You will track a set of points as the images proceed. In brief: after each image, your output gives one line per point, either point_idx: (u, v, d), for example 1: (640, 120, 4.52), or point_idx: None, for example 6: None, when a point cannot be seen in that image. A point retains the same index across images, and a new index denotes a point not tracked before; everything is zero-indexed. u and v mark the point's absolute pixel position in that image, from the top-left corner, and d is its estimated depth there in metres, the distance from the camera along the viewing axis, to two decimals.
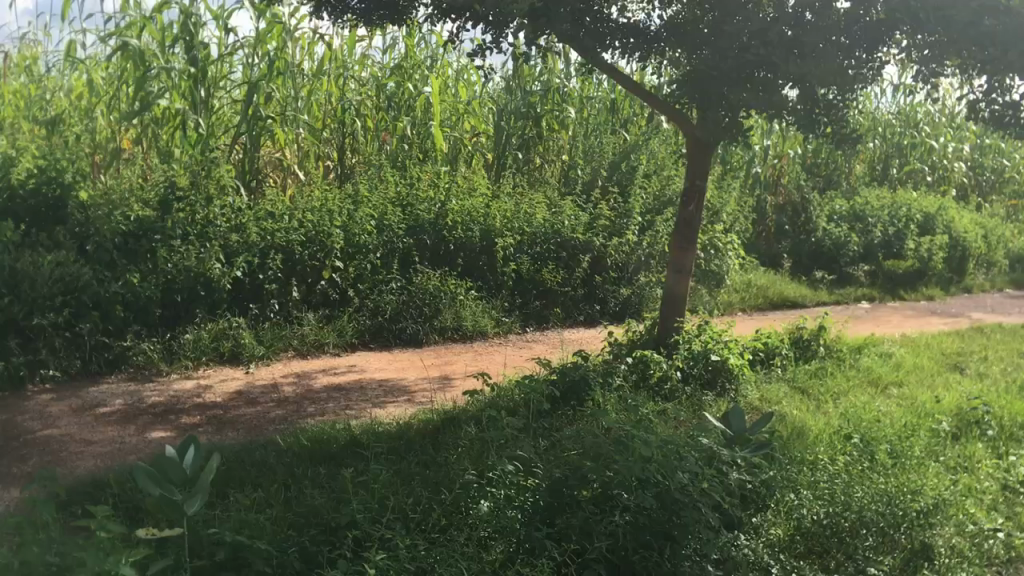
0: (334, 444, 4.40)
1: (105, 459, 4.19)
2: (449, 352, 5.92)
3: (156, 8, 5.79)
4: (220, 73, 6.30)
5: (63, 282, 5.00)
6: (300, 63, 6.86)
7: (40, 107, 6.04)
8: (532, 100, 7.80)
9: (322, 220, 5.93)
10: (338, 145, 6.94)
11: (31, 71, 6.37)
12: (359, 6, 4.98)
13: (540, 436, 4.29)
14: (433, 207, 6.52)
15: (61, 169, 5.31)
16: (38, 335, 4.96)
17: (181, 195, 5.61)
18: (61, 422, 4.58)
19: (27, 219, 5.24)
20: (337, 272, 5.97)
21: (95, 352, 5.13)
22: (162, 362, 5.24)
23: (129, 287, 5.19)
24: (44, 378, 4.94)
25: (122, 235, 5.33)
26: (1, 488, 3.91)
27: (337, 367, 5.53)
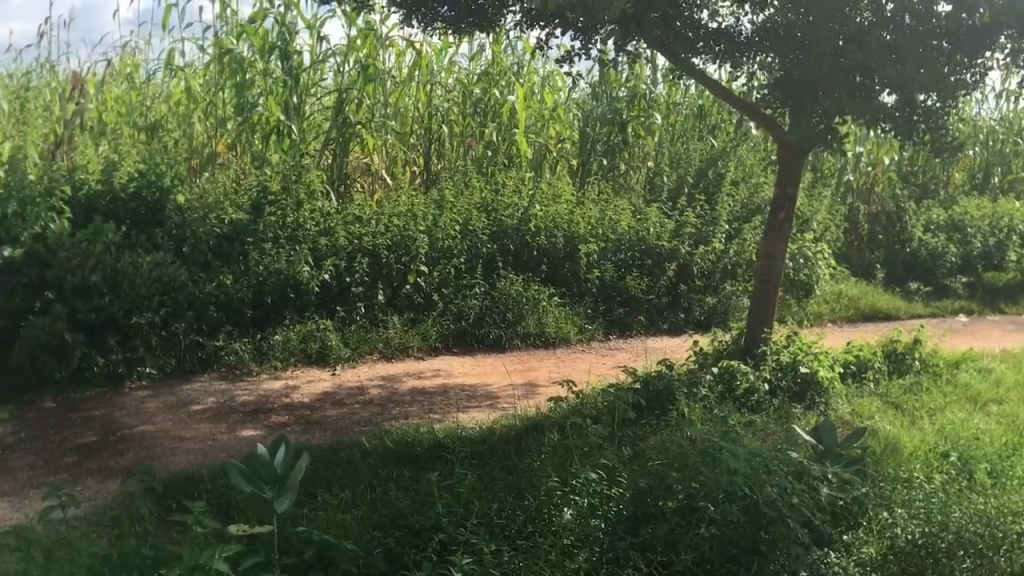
0: (418, 447, 4.43)
1: (198, 455, 4.30)
2: (532, 358, 5.93)
3: (252, 16, 5.93)
4: (312, 79, 6.41)
5: (161, 282, 5.15)
6: (390, 70, 6.95)
7: (141, 113, 6.27)
8: (619, 107, 7.72)
9: (408, 225, 6.00)
10: (424, 151, 7.00)
11: (132, 78, 6.61)
12: (449, 13, 5.02)
13: (624, 444, 4.25)
14: (517, 213, 6.54)
15: (161, 173, 5.50)
16: (136, 334, 5.14)
17: (273, 199, 5.74)
18: (157, 418, 4.74)
19: (128, 221, 5.41)
20: (422, 277, 6.03)
21: (189, 352, 5.30)
22: (252, 362, 5.39)
23: (223, 288, 5.35)
24: (142, 376, 5.15)
25: (217, 237, 5.49)
26: (101, 481, 4.05)
27: (421, 370, 5.59)
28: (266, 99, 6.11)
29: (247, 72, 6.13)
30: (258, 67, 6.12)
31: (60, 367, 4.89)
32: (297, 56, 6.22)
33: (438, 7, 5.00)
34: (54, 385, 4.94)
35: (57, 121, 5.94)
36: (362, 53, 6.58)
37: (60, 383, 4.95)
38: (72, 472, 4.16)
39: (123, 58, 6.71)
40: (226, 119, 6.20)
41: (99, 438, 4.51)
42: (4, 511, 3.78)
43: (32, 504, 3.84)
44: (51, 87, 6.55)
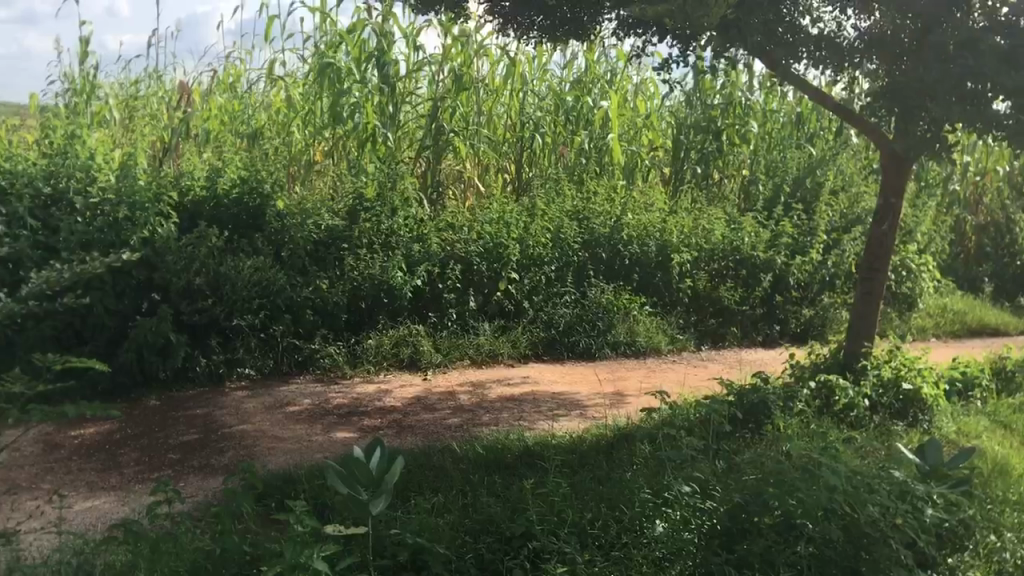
0: (508, 453, 4.44)
1: (295, 456, 4.40)
2: (622, 368, 5.89)
3: (351, 26, 6.03)
4: (406, 89, 6.49)
5: (260, 286, 5.28)
6: (483, 79, 6.99)
7: (242, 122, 6.46)
8: (714, 114, 7.61)
9: (500, 232, 6.02)
10: (516, 158, 7.02)
11: (234, 88, 6.81)
12: (544, 22, 5.00)
13: (719, 458, 4.17)
14: (609, 221, 6.49)
15: (261, 179, 5.63)
16: (236, 335, 5.33)
17: (369, 206, 5.82)
18: (255, 418, 4.86)
19: (230, 226, 5.59)
20: (513, 284, 6.05)
21: (287, 353, 5.47)
22: (346, 365, 5.49)
23: (319, 292, 5.45)
24: (241, 376, 5.34)
25: (314, 243, 5.64)
26: (203, 478, 4.18)
27: (510, 377, 5.60)
28: (363, 108, 6.26)
29: (345, 81, 6.25)
30: (356, 76, 6.23)
31: (164, 366, 5.07)
32: (394, 65, 6.29)
33: (534, 15, 4.98)
34: (159, 384, 5.14)
35: (165, 129, 6.27)
36: (457, 62, 6.68)
37: (165, 381, 5.16)
38: (176, 468, 4.30)
39: (227, 68, 6.93)
40: (324, 127, 6.33)
41: (201, 436, 4.65)
42: (113, 503, 3.92)
43: (139, 498, 3.98)
44: (160, 96, 6.80)
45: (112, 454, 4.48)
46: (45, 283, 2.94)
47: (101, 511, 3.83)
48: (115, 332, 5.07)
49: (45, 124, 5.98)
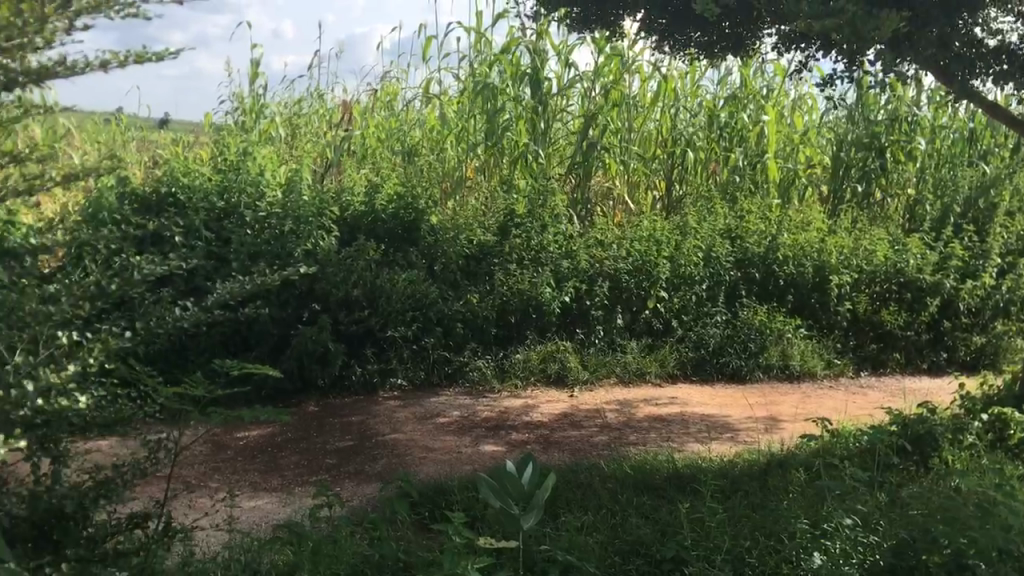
0: (656, 475, 4.38)
1: (445, 466, 4.48)
2: (775, 392, 5.71)
3: (506, 45, 6.16)
4: (558, 106, 6.54)
5: (414, 299, 5.45)
6: (636, 95, 6.99)
7: (397, 139, 6.68)
8: (878, 130, 7.28)
9: (649, 250, 6.00)
10: (666, 176, 6.98)
11: (391, 106, 7.06)
12: (702, 38, 4.96)
13: (882, 491, 3.98)
14: (764, 241, 6.35)
15: (416, 196, 5.81)
16: (390, 346, 5.47)
17: (519, 223, 5.91)
18: (407, 427, 4.98)
19: (386, 240, 5.79)
20: (661, 302, 6.00)
21: (437, 365, 5.56)
22: (494, 379, 5.56)
23: (468, 305, 5.57)
24: (393, 386, 5.47)
25: (465, 258, 5.75)
26: (360, 483, 4.32)
27: (657, 398, 5.52)
28: (516, 125, 6.37)
29: (500, 99, 6.38)
30: (510, 93, 6.36)
31: (323, 373, 5.31)
32: (547, 82, 6.40)
33: (693, 32, 4.94)
34: (317, 391, 5.38)
35: (327, 147, 6.58)
36: (609, 78, 6.70)
37: (322, 389, 5.39)
38: (333, 473, 4.46)
39: (384, 86, 7.19)
40: (477, 143, 6.45)
41: (356, 443, 4.81)
42: (276, 503, 4.10)
43: (300, 499, 4.14)
44: (321, 114, 7.13)
45: (274, 456, 4.69)
46: (231, 294, 3.04)
47: (265, 510, 4.01)
48: (278, 340, 5.38)
49: (219, 142, 6.38)
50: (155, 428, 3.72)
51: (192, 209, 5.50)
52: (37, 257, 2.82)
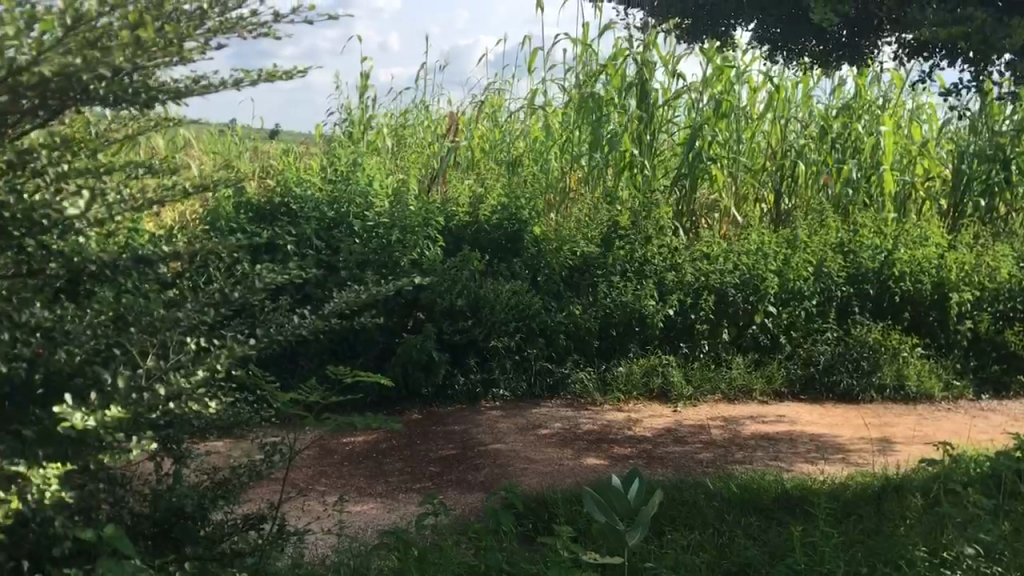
0: (764, 494, 4.26)
1: (547, 478, 4.46)
2: (889, 414, 5.51)
3: (613, 57, 6.16)
4: (664, 117, 6.51)
5: (517, 309, 5.45)
6: (747, 106, 6.87)
7: (500, 151, 6.75)
8: (1002, 142, 7.04)
9: (758, 263, 5.87)
10: (774, 188, 6.82)
11: (495, 116, 7.13)
12: (819, 47, 4.86)
13: (1008, 520, 3.79)
14: (879, 256, 6.14)
15: (521, 207, 5.83)
16: (493, 356, 5.50)
17: (624, 235, 5.84)
18: (509, 438, 5.00)
19: (491, 251, 5.85)
20: (769, 318, 5.88)
21: (539, 376, 5.57)
22: (596, 392, 5.54)
23: (571, 317, 5.55)
24: (495, 397, 5.49)
25: (568, 269, 5.76)
26: (465, 492, 4.35)
27: (764, 415, 5.40)
28: (621, 136, 6.33)
29: (606, 111, 6.39)
30: (615, 105, 6.37)
31: (427, 382, 5.40)
32: (654, 94, 6.42)
33: (807, 42, 4.85)
34: (421, 399, 5.47)
35: (433, 158, 6.70)
36: (718, 89, 6.61)
37: (426, 397, 5.47)
38: (436, 481, 4.51)
39: (488, 97, 7.28)
40: (581, 154, 6.46)
41: (459, 452, 4.84)
42: (381, 509, 4.16)
43: (404, 506, 4.19)
44: (427, 125, 7.27)
45: (378, 463, 4.77)
46: (349, 303, 3.16)
47: (370, 515, 4.08)
48: (383, 348, 5.48)
49: (330, 153, 6.56)
50: (270, 432, 3.84)
51: (303, 218, 5.67)
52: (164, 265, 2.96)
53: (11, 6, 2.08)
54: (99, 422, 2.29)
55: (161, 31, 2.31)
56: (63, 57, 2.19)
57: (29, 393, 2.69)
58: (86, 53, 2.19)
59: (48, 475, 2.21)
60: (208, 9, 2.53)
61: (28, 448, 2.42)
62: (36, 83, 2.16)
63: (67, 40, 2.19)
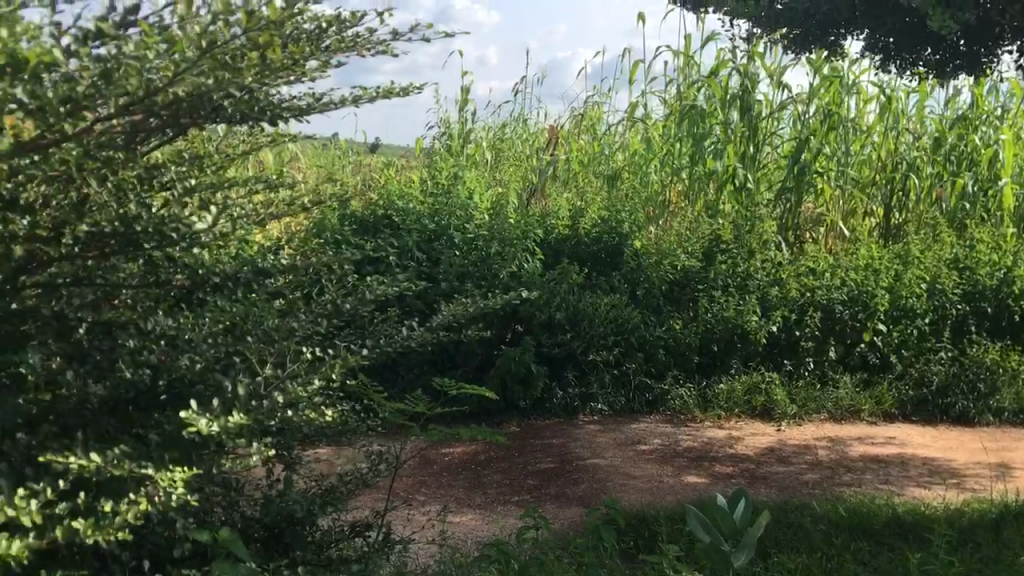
0: (875, 519, 4.11)
1: (647, 495, 4.41)
2: (1007, 438, 5.27)
3: (715, 69, 6.10)
4: (769, 129, 6.40)
5: (615, 323, 5.46)
6: (856, 117, 6.68)
7: (600, 163, 6.74)
8: None
9: (867, 280, 5.72)
10: (884, 202, 6.71)
11: (594, 129, 7.16)
12: (934, 57, 4.72)
13: None
14: (998, 273, 5.90)
15: (621, 221, 5.82)
16: (592, 369, 5.51)
17: (726, 249, 5.78)
18: (608, 453, 4.96)
19: (589, 264, 5.85)
20: (879, 336, 5.73)
21: (638, 392, 5.54)
22: (697, 408, 5.46)
23: (671, 331, 5.52)
24: (593, 412, 5.48)
25: (668, 283, 5.73)
26: (564, 506, 4.33)
27: (873, 437, 5.23)
28: (725, 148, 6.22)
29: (709, 123, 6.33)
30: (718, 118, 6.31)
31: (525, 395, 5.42)
32: (757, 105, 6.29)
33: (922, 51, 4.70)
34: (519, 412, 5.49)
35: (532, 172, 6.76)
36: (826, 100, 6.43)
37: (524, 410, 5.48)
38: (535, 494, 4.49)
39: (586, 111, 7.31)
40: (681, 167, 6.41)
41: (557, 466, 4.82)
42: (480, 520, 4.17)
43: (504, 518, 4.19)
44: (525, 138, 7.37)
45: (477, 474, 4.79)
46: (456, 316, 3.21)
47: (470, 526, 4.09)
48: (482, 360, 5.52)
49: (431, 166, 6.69)
50: (375, 442, 3.92)
51: (405, 230, 5.78)
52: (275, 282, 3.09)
53: (149, 31, 2.18)
54: (223, 428, 2.37)
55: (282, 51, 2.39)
56: (197, 78, 2.27)
57: (154, 399, 2.78)
58: (219, 74, 2.28)
59: (175, 477, 2.26)
60: (327, 29, 2.63)
61: (154, 451, 2.51)
62: (171, 103, 2.28)
63: (202, 61, 2.25)
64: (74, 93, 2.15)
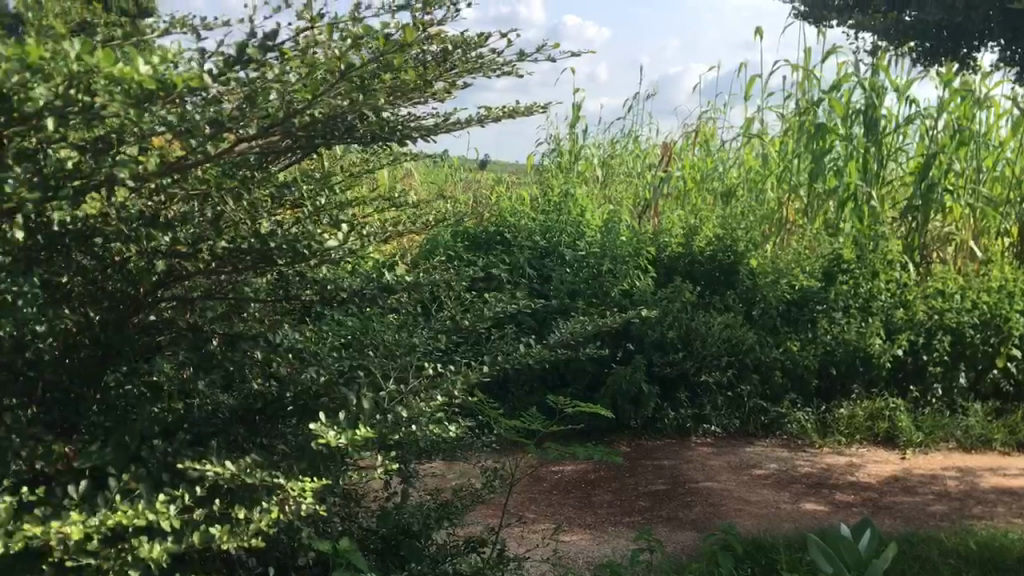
0: (1008, 554, 3.89)
1: (763, 521, 4.29)
2: None
3: (837, 84, 5.95)
4: (893, 144, 6.21)
5: (730, 343, 5.46)
6: (988, 132, 6.34)
7: (714, 179, 6.72)
8: None
9: (1001, 304, 5.70)
10: (1019, 221, 6.29)
11: (708, 145, 7.14)
12: None
13: None
14: None
15: (737, 239, 5.84)
16: (704, 392, 5.55)
17: (847, 268, 5.73)
18: (722, 477, 4.88)
19: (703, 283, 5.90)
20: (1012, 362, 5.75)
21: (752, 415, 5.53)
22: (815, 434, 5.44)
23: (788, 353, 5.53)
24: (706, 433, 5.46)
25: (787, 303, 5.68)
26: (677, 529, 4.25)
27: (1006, 469, 5.00)
28: (847, 165, 6.11)
29: (829, 139, 6.11)
30: (840, 134, 6.12)
31: (636, 415, 5.39)
32: (883, 119, 6.08)
33: None
34: (629, 431, 5.46)
35: (646, 189, 6.81)
36: (955, 114, 6.20)
37: (635, 430, 5.46)
38: (646, 516, 4.42)
39: (699, 127, 7.28)
40: (800, 185, 6.34)
41: (668, 487, 4.76)
42: (590, 540, 4.13)
43: (615, 539, 4.14)
44: (636, 154, 7.47)
45: (588, 493, 4.75)
46: (573, 334, 3.19)
47: (580, 546, 4.05)
48: (593, 377, 5.54)
49: (543, 183, 6.76)
50: (490, 459, 3.99)
51: (517, 248, 5.85)
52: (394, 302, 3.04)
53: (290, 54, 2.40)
54: (351, 441, 2.42)
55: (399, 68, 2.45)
56: (334, 101, 2.40)
57: (281, 409, 2.82)
58: (354, 96, 2.41)
59: (306, 487, 2.35)
60: (452, 51, 2.67)
61: (283, 461, 2.58)
62: (309, 124, 2.38)
63: (339, 83, 2.40)
64: (219, 117, 2.28)
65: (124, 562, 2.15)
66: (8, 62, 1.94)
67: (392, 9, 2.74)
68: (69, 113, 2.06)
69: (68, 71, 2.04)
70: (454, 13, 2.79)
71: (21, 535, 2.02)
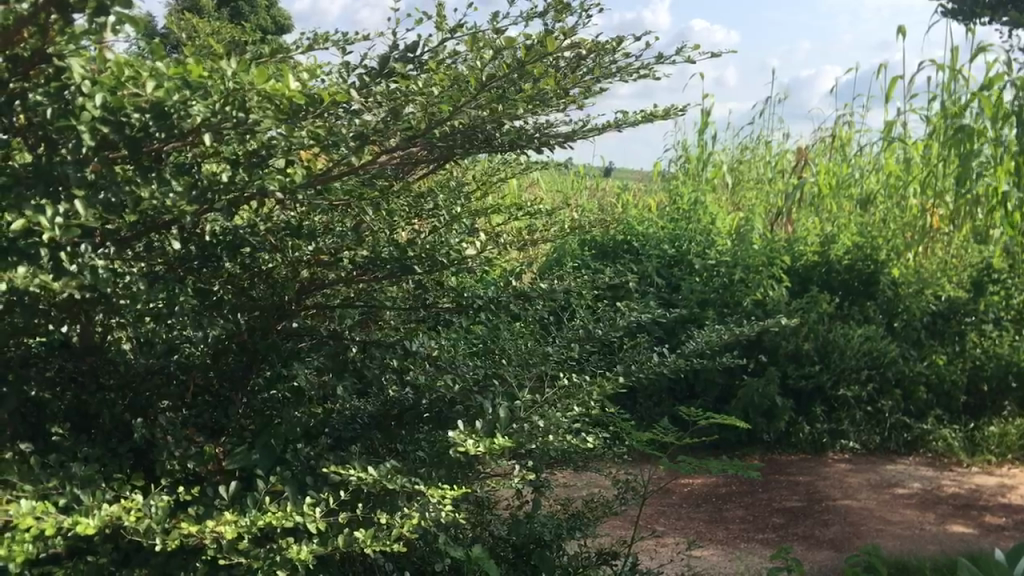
0: None
1: (908, 542, 4.09)
2: None
3: (985, 82, 5.55)
4: None
5: (870, 356, 5.63)
6: None
7: (850, 190, 6.70)
8: None
9: None
10: None
11: (844, 150, 7.06)
12: None
13: None
14: None
15: (877, 248, 5.91)
16: (842, 406, 5.67)
17: (998, 278, 5.88)
18: (860, 495, 4.76)
19: (840, 292, 5.97)
20: None
21: (895, 431, 5.66)
22: (962, 452, 5.54)
23: (933, 367, 5.73)
24: (844, 448, 5.60)
25: (931, 315, 5.83)
26: (815, 547, 4.09)
27: None
28: (996, 169, 5.68)
29: (977, 141, 5.77)
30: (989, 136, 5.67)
31: (769, 428, 5.54)
32: None
33: None
34: (763, 445, 5.61)
35: (781, 199, 6.86)
36: None
37: (767, 443, 5.61)
38: (781, 533, 4.29)
39: (836, 131, 7.17)
40: (945, 192, 6.11)
41: (805, 504, 4.64)
42: (722, 557, 4.02)
43: (748, 557, 4.02)
44: (768, 160, 7.55)
45: (719, 508, 4.65)
46: (709, 344, 3.14)
47: (713, 562, 3.95)
48: (723, 389, 5.71)
49: (672, 192, 6.84)
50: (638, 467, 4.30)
51: (645, 257, 6.03)
52: (528, 311, 3.01)
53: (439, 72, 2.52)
54: (489, 449, 2.42)
55: (540, 82, 2.57)
56: (476, 112, 2.46)
57: (418, 416, 2.78)
58: (494, 105, 2.47)
59: (446, 494, 2.33)
60: (585, 56, 2.73)
61: (424, 468, 2.61)
62: (448, 134, 2.46)
63: (479, 95, 2.44)
64: (365, 130, 2.35)
65: (273, 562, 2.18)
66: (171, 81, 2.05)
67: (527, 16, 2.75)
68: (223, 128, 2.09)
69: (223, 89, 2.10)
70: (587, 19, 2.79)
71: (178, 533, 2.12)
